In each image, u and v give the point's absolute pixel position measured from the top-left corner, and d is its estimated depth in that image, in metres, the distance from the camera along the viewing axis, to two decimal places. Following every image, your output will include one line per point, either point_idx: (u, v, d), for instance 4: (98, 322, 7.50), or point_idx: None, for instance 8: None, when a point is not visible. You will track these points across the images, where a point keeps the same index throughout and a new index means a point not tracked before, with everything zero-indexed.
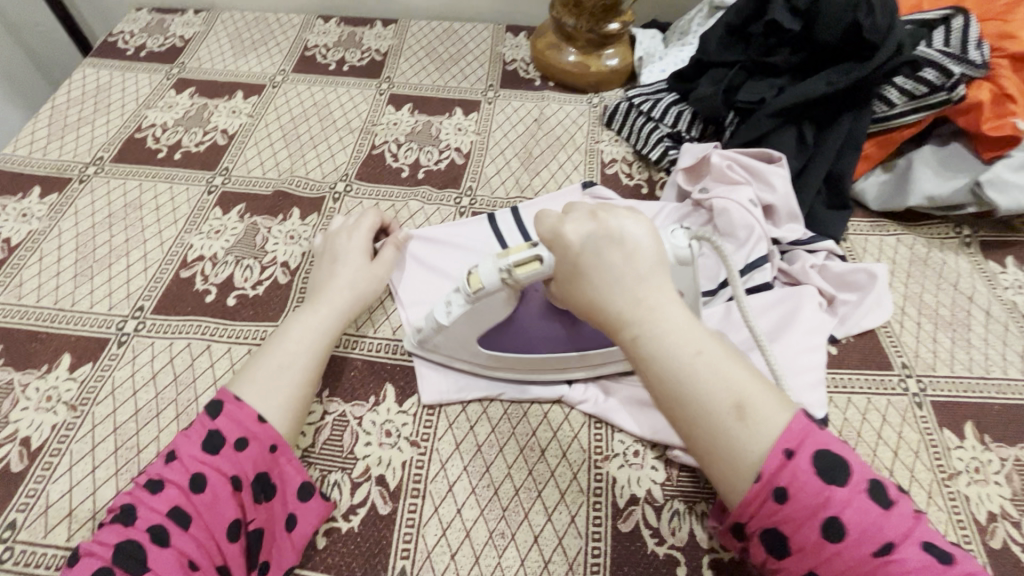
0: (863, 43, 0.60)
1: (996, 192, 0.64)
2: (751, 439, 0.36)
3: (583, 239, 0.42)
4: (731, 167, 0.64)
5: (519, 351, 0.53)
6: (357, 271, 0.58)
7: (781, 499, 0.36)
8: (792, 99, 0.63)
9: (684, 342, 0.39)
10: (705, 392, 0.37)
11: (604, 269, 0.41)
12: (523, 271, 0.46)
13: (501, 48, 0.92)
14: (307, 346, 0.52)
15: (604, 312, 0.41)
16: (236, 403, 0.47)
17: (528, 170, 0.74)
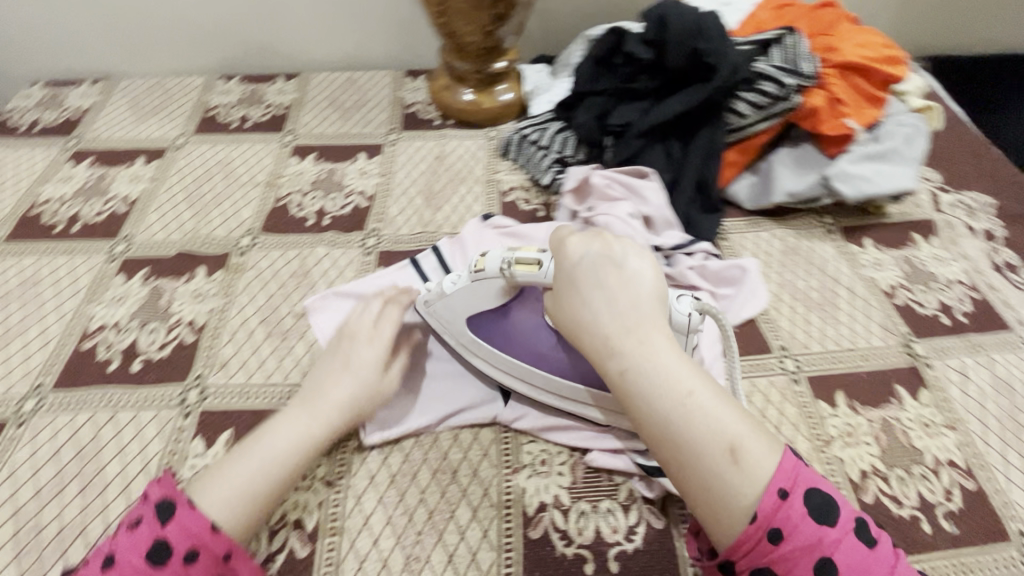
0: (706, 65, 0.68)
1: (842, 184, 0.73)
2: (741, 479, 0.42)
3: (584, 272, 0.50)
4: (610, 185, 0.70)
5: (500, 338, 0.58)
6: (367, 385, 0.55)
7: (776, 539, 0.41)
8: (654, 120, 0.70)
9: (673, 382, 0.45)
10: (697, 432, 0.43)
11: (603, 303, 0.49)
12: (521, 267, 0.53)
13: (401, 93, 0.97)
14: (284, 459, 0.50)
15: (601, 346, 0.48)
16: (190, 508, 0.45)
17: (431, 206, 0.78)
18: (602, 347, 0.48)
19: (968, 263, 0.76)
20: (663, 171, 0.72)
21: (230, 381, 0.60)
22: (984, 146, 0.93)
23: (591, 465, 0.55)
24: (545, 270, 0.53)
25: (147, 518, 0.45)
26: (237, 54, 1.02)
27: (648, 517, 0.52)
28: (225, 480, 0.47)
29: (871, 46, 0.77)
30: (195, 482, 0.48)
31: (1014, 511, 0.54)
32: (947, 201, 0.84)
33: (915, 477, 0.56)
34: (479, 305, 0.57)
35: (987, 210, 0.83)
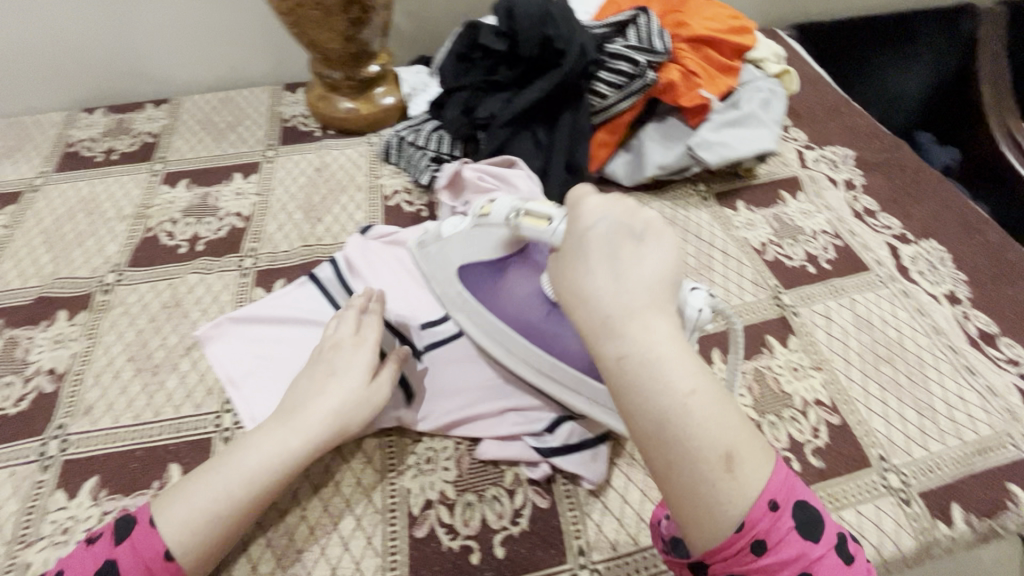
0: (557, 51, 0.69)
1: (704, 152, 0.76)
2: (733, 489, 0.37)
3: (599, 238, 0.42)
4: (481, 178, 0.71)
5: (491, 293, 0.58)
6: (352, 396, 0.52)
7: (760, 549, 0.38)
8: (516, 109, 0.71)
9: (680, 377, 0.37)
10: (699, 434, 0.36)
11: (614, 274, 0.41)
12: (529, 221, 0.51)
13: (280, 108, 0.94)
14: (250, 483, 0.47)
15: (601, 325, 0.39)
16: (144, 530, 0.45)
17: (311, 219, 0.77)
18: (601, 325, 0.39)
19: (831, 213, 0.81)
20: (533, 158, 0.74)
21: (95, 426, 0.57)
22: (845, 102, 0.99)
23: (480, 457, 0.54)
24: (551, 227, 0.49)
25: (107, 535, 0.46)
26: (103, 83, 0.97)
27: (533, 497, 0.53)
28: (189, 505, 0.46)
29: (717, 19, 0.81)
30: (154, 502, 0.47)
31: (875, 438, 0.58)
32: (812, 157, 0.89)
33: (786, 419, 0.59)
34: (479, 255, 0.58)
35: (848, 162, 0.88)
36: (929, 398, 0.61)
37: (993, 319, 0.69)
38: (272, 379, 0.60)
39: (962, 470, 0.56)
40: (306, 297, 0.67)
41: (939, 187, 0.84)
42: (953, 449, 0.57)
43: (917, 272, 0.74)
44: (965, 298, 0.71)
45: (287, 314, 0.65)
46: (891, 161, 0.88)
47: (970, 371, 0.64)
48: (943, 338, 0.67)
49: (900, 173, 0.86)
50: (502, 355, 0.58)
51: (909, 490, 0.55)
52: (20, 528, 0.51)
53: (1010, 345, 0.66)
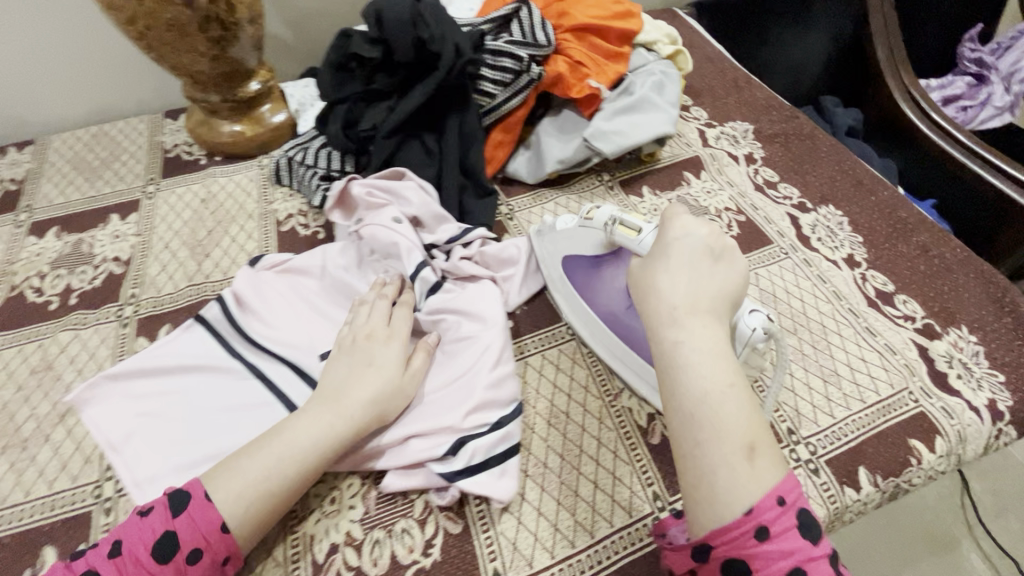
0: (433, 53, 0.67)
1: (601, 142, 0.74)
2: (749, 475, 0.40)
3: (684, 248, 0.50)
4: (371, 193, 0.68)
5: (590, 284, 0.64)
6: (388, 382, 0.54)
7: (762, 535, 0.39)
8: (398, 118, 0.68)
9: (721, 370, 0.44)
10: (729, 415, 0.42)
11: (687, 275, 0.48)
12: (621, 230, 0.56)
13: (160, 137, 0.88)
14: (303, 463, 0.49)
15: (664, 315, 0.47)
16: (203, 503, 0.46)
17: (197, 255, 0.72)
18: (666, 314, 0.46)
19: (734, 189, 0.81)
20: (425, 167, 0.71)
21: None
22: (744, 76, 1.00)
23: (385, 490, 0.52)
24: (641, 239, 0.54)
25: (161, 508, 0.45)
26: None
27: (444, 524, 0.51)
28: (244, 481, 0.47)
29: (601, 6, 0.80)
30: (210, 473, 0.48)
31: (784, 412, 0.59)
32: (713, 134, 0.89)
33: None
34: (582, 249, 0.63)
35: (748, 136, 0.89)
36: (833, 363, 0.62)
37: (889, 277, 0.71)
38: (157, 437, 0.56)
39: (866, 432, 0.57)
40: (195, 342, 0.63)
41: (835, 151, 0.86)
42: (857, 413, 0.59)
43: (817, 239, 0.75)
44: (862, 260, 0.72)
45: (172, 363, 0.61)
46: (788, 131, 0.90)
47: (871, 332, 0.65)
48: (843, 302, 0.68)
49: (797, 142, 0.88)
50: (589, 339, 0.63)
51: (817, 460, 0.55)
52: None
53: (905, 301, 0.68)
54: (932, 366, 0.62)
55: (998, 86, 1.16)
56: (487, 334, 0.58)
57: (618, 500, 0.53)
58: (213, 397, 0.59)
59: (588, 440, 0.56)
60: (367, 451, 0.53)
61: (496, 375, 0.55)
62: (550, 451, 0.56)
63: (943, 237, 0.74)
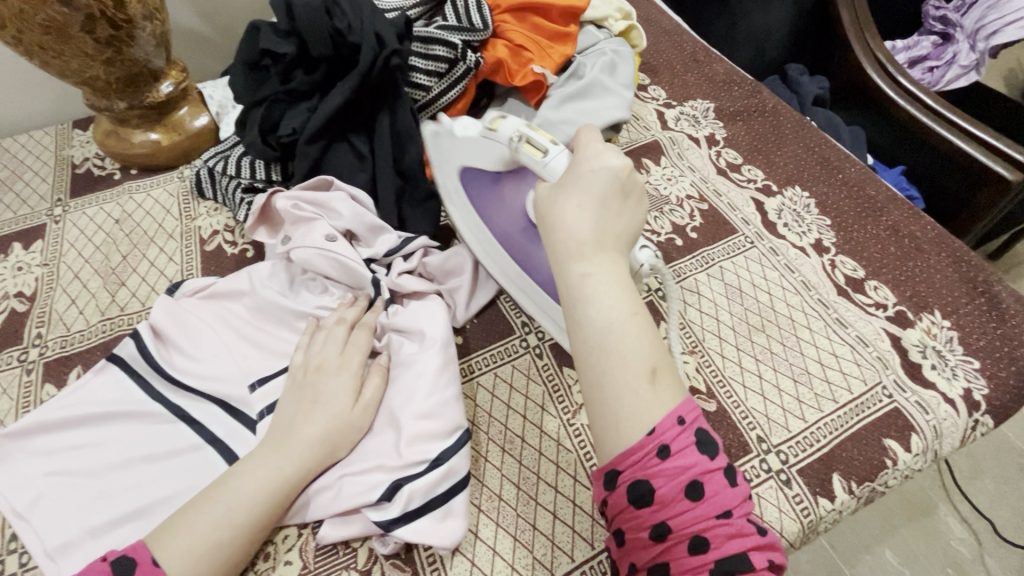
0: (352, 45, 0.60)
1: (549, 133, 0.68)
2: (650, 400, 0.39)
3: (597, 179, 0.45)
4: (298, 206, 0.61)
5: (488, 198, 0.59)
6: (338, 419, 0.49)
7: (663, 453, 0.38)
8: (317, 121, 0.61)
9: (625, 299, 0.41)
10: (635, 345, 0.40)
11: (594, 210, 0.44)
12: (527, 148, 0.49)
13: (68, 151, 0.80)
14: (251, 510, 0.44)
15: (568, 244, 0.43)
16: (148, 568, 0.40)
17: (111, 285, 0.65)
18: (572, 247, 0.42)
19: (695, 175, 0.77)
20: (357, 172, 0.65)
21: None
22: (703, 49, 0.94)
23: (322, 542, 0.47)
24: (546, 163, 0.48)
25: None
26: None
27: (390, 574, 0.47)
28: (189, 539, 0.42)
29: None
30: (151, 536, 0.43)
31: (753, 419, 0.55)
32: (672, 116, 0.84)
33: None
34: (479, 161, 0.56)
35: (709, 115, 0.84)
36: (803, 361, 0.59)
37: (859, 262, 0.67)
38: (68, 498, 0.50)
39: (840, 435, 0.54)
40: (108, 386, 0.56)
41: (800, 126, 0.81)
42: (830, 415, 0.55)
43: (784, 225, 0.71)
44: (831, 244, 0.69)
45: (81, 412, 0.54)
46: (751, 107, 0.85)
47: (842, 323, 0.62)
48: (813, 293, 0.64)
49: (760, 120, 0.83)
50: (480, 255, 0.63)
51: (788, 470, 0.52)
52: None
53: (877, 288, 0.65)
54: (905, 357, 0.59)
55: (963, 45, 1.09)
56: (436, 356, 0.53)
57: (579, 531, 0.49)
58: (130, 445, 0.53)
59: (545, 466, 0.52)
60: (305, 496, 0.48)
61: (435, 402, 0.51)
62: (505, 481, 0.51)
63: (913, 215, 0.71)
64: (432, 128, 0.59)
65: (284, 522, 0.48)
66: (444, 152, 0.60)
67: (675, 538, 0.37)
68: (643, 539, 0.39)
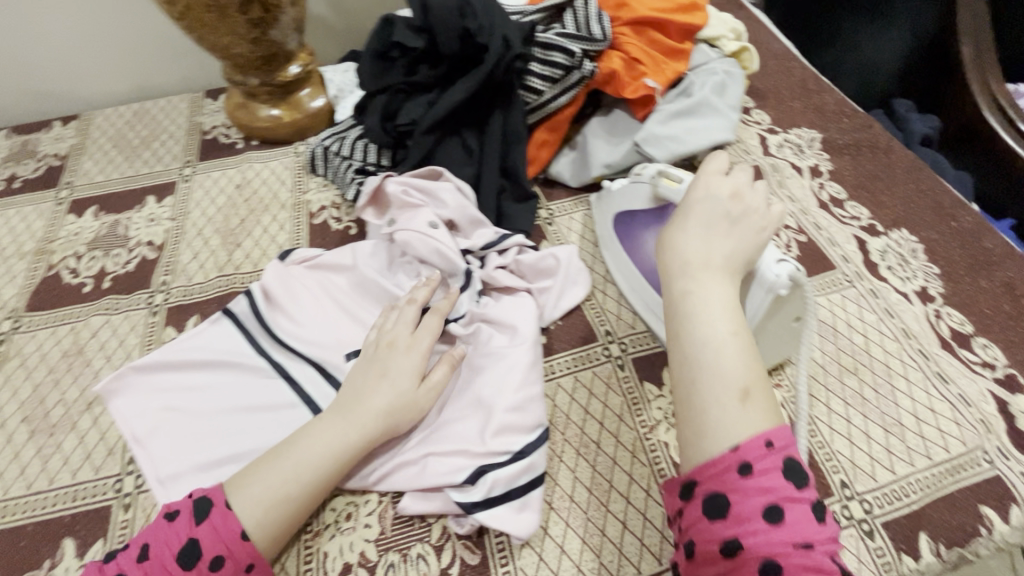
0: (479, 45, 0.63)
1: (653, 147, 0.69)
2: (741, 417, 0.41)
3: (706, 209, 0.50)
4: (407, 192, 0.64)
5: (636, 240, 0.63)
6: (402, 395, 0.51)
7: (744, 470, 0.39)
8: (436, 115, 0.64)
9: (728, 320, 0.44)
10: (729, 364, 0.43)
11: (704, 234, 0.48)
12: (665, 181, 0.57)
13: (199, 118, 0.87)
14: (321, 468, 0.47)
15: (677, 266, 0.48)
16: (222, 512, 0.45)
17: (229, 245, 0.70)
18: (679, 266, 0.47)
19: (795, 205, 0.75)
20: (463, 165, 0.67)
21: None
22: (813, 78, 0.92)
23: (402, 512, 0.50)
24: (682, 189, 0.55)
25: (185, 513, 0.45)
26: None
27: (462, 554, 0.49)
28: (262, 487, 0.46)
29: None
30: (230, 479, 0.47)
31: (837, 463, 0.54)
32: (775, 142, 0.83)
33: None
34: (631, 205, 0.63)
35: (814, 145, 0.82)
36: (897, 412, 0.56)
37: (967, 316, 0.63)
38: (180, 433, 0.55)
39: (931, 494, 0.52)
40: (221, 336, 0.61)
41: (911, 167, 0.78)
42: (922, 470, 0.53)
43: (886, 267, 0.68)
44: (937, 294, 0.65)
45: (196, 357, 0.59)
46: (861, 142, 0.82)
47: (943, 378, 0.59)
48: (913, 342, 0.61)
49: (869, 155, 0.80)
50: (627, 290, 0.64)
51: (872, 520, 0.50)
52: None
53: (985, 346, 0.61)
54: (1010, 424, 0.56)
55: None
56: (527, 354, 0.54)
57: (647, 545, 0.49)
58: (236, 395, 0.57)
59: (618, 475, 0.53)
60: (395, 462, 0.51)
61: (520, 397, 0.52)
62: (577, 483, 0.52)
63: None
64: (597, 196, 0.70)
65: (346, 486, 0.51)
66: (603, 210, 0.68)
67: (746, 557, 0.37)
68: (713, 553, 0.38)
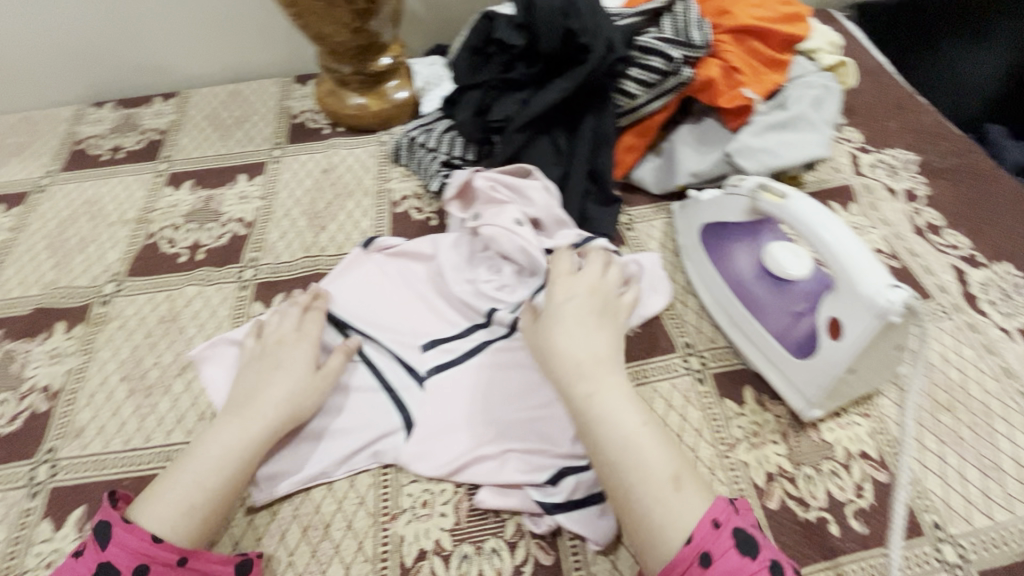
0: (580, 46, 0.63)
1: (745, 159, 0.67)
2: (681, 507, 0.41)
3: (574, 309, 0.52)
4: (495, 188, 0.65)
5: (724, 251, 0.62)
6: (300, 381, 0.53)
7: (705, 561, 0.38)
8: (531, 113, 0.65)
9: (634, 412, 0.46)
10: (649, 455, 0.43)
11: (584, 337, 0.50)
12: (767, 196, 0.54)
13: (289, 102, 0.90)
14: (224, 473, 0.47)
15: (569, 371, 0.48)
16: (125, 527, 0.43)
17: (315, 227, 0.73)
18: (572, 373, 0.48)
19: (887, 229, 0.72)
20: (552, 165, 0.67)
21: (85, 450, 0.55)
22: (909, 97, 0.88)
23: (478, 505, 0.50)
24: (787, 206, 0.52)
25: (90, 545, 0.43)
26: (105, 75, 0.95)
27: (536, 553, 0.49)
28: (170, 500, 0.45)
29: (768, 6, 0.72)
30: (132, 510, 0.45)
31: (928, 502, 0.51)
32: (867, 162, 0.80)
33: (824, 473, 0.52)
34: (723, 216, 0.61)
35: (909, 167, 0.79)
36: (996, 455, 0.53)
37: None
38: None
39: None
40: None
41: (1017, 198, 0.74)
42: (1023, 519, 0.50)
43: (987, 301, 0.65)
44: None
45: None
46: (960, 168, 0.78)
47: None
48: (1015, 382, 0.58)
49: (970, 182, 0.76)
50: (709, 303, 0.63)
51: (967, 567, 0.48)
52: (4, 560, 0.49)
53: None
54: None
55: None
56: None
57: None
58: None
59: None
60: (474, 454, 0.52)
61: None
62: None
63: None
64: (680, 205, 0.69)
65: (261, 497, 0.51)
66: (687, 219, 0.67)
67: None
68: None
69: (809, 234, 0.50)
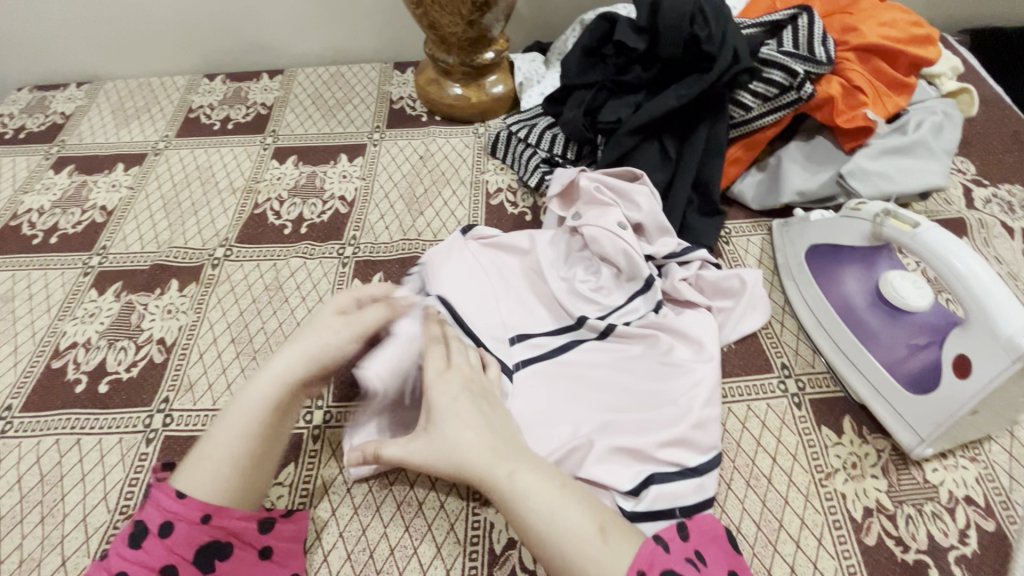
0: (704, 54, 0.64)
1: (859, 182, 0.65)
2: (614, 560, 0.40)
3: (462, 398, 0.48)
4: (599, 190, 0.65)
5: (832, 275, 0.60)
6: (329, 326, 0.51)
7: None
8: (645, 117, 0.65)
9: (549, 476, 0.44)
10: (575, 517, 0.41)
11: (481, 425, 0.46)
12: (894, 222, 0.53)
13: (388, 88, 0.92)
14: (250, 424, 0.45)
15: (479, 458, 0.44)
16: (157, 486, 0.43)
17: (412, 211, 0.74)
18: (484, 460, 0.44)
19: (1002, 268, 0.68)
20: (658, 171, 0.67)
21: (195, 403, 0.58)
22: None
23: None
24: (917, 235, 0.50)
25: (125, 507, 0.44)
26: (217, 49, 1.00)
27: None
28: (200, 460, 0.44)
29: (897, 25, 0.69)
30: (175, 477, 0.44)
31: None
32: (981, 196, 0.76)
33: (926, 515, 0.50)
34: (836, 238, 0.59)
35: None
36: None
37: None
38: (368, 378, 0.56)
39: None
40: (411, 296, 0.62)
41: None
42: None
43: None
44: None
45: None
46: None
47: None
48: None
49: None
50: (810, 326, 0.61)
51: None
52: (121, 499, 0.51)
53: None
54: None
55: None
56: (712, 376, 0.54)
57: None
58: None
59: (790, 516, 0.51)
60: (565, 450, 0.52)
61: (701, 414, 0.52)
62: (746, 515, 0.51)
63: None
64: (781, 223, 0.67)
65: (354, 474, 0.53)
66: (790, 237, 0.65)
67: None
68: None
69: (940, 262, 0.48)
